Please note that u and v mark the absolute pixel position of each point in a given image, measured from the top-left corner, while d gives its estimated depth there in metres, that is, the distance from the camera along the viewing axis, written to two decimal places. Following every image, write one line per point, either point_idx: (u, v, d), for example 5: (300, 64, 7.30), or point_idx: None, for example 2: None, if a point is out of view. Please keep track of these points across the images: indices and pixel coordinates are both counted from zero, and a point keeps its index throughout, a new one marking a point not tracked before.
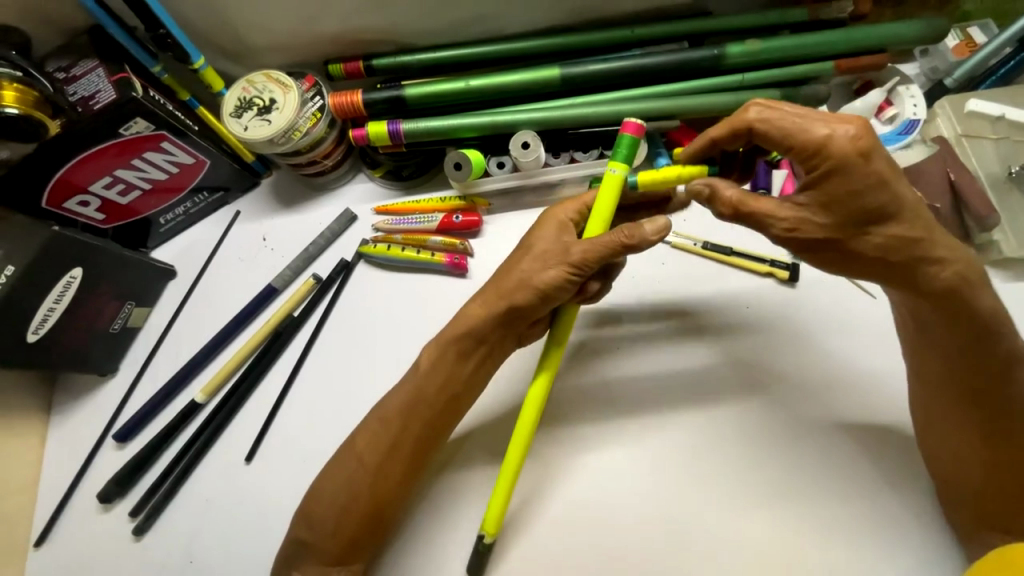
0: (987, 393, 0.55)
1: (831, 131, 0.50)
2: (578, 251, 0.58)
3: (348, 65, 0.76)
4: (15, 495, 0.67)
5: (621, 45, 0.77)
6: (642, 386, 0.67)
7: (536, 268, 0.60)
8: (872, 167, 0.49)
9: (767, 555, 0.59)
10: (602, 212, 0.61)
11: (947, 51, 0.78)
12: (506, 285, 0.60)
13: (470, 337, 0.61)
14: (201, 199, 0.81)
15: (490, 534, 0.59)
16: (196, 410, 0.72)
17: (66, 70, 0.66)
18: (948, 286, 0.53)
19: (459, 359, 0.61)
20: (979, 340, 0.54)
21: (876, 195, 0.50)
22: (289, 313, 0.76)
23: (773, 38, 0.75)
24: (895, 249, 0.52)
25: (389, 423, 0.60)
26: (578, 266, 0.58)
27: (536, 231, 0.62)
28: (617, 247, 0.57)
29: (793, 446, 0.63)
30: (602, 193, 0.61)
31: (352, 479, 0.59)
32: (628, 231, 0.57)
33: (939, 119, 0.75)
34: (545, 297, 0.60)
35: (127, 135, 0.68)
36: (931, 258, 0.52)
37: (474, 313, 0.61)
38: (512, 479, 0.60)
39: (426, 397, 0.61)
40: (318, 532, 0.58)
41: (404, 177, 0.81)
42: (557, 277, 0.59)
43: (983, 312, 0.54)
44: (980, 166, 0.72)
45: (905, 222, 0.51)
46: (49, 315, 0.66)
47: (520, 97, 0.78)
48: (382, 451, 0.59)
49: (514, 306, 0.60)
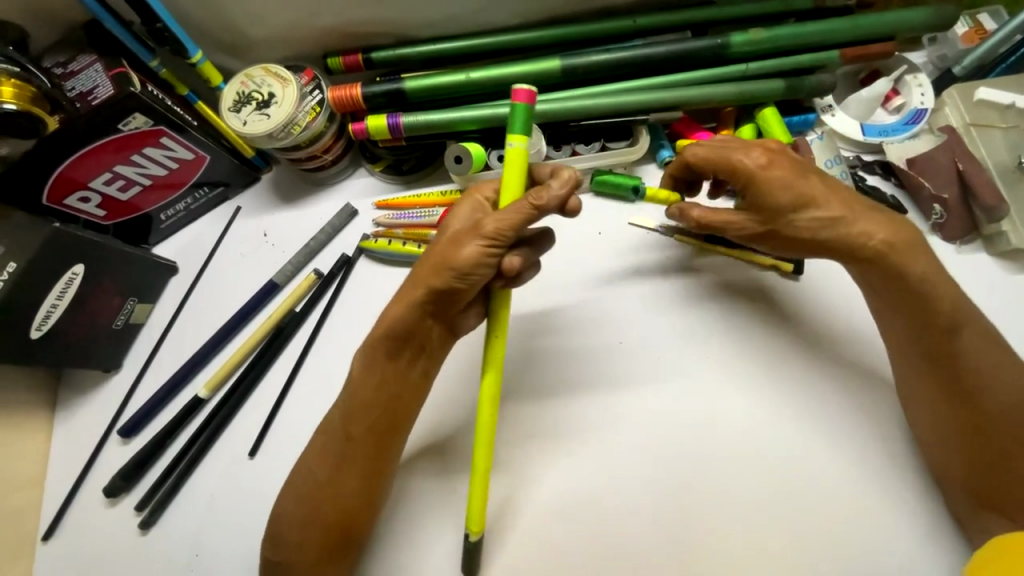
0: (944, 363, 0.56)
1: (740, 153, 0.60)
2: (490, 223, 0.56)
3: (346, 59, 0.76)
4: (23, 490, 0.68)
5: (622, 36, 0.76)
6: (644, 379, 0.67)
7: (449, 251, 0.56)
8: (772, 175, 0.58)
9: (771, 549, 0.59)
10: (509, 184, 0.58)
11: (955, 39, 0.76)
12: (424, 276, 0.58)
13: (395, 333, 0.58)
14: (202, 194, 0.81)
15: (475, 532, 0.58)
16: (199, 405, 0.72)
17: (63, 66, 0.66)
18: (879, 254, 0.57)
19: (388, 358, 0.59)
20: (926, 309, 0.57)
21: (787, 194, 0.58)
22: (291, 308, 0.75)
23: (777, 26, 0.74)
24: (823, 231, 0.58)
25: (331, 432, 0.60)
26: (492, 238, 0.56)
27: (452, 221, 0.60)
28: (526, 212, 0.55)
29: (796, 440, 0.63)
30: (507, 169, 0.58)
31: (307, 497, 0.58)
32: (535, 194, 0.55)
33: (946, 109, 0.74)
34: (463, 275, 0.56)
35: (125, 130, 0.67)
36: (855, 233, 0.57)
37: (393, 311, 0.58)
38: (483, 472, 0.59)
39: (359, 398, 0.59)
40: (285, 552, 0.57)
41: (405, 171, 0.81)
42: (472, 254, 0.55)
43: (914, 277, 0.57)
44: (988, 156, 0.70)
45: (821, 206, 0.58)
46: (51, 311, 0.66)
47: (520, 90, 0.77)
48: (333, 460, 0.58)
49: (433, 292, 0.57)
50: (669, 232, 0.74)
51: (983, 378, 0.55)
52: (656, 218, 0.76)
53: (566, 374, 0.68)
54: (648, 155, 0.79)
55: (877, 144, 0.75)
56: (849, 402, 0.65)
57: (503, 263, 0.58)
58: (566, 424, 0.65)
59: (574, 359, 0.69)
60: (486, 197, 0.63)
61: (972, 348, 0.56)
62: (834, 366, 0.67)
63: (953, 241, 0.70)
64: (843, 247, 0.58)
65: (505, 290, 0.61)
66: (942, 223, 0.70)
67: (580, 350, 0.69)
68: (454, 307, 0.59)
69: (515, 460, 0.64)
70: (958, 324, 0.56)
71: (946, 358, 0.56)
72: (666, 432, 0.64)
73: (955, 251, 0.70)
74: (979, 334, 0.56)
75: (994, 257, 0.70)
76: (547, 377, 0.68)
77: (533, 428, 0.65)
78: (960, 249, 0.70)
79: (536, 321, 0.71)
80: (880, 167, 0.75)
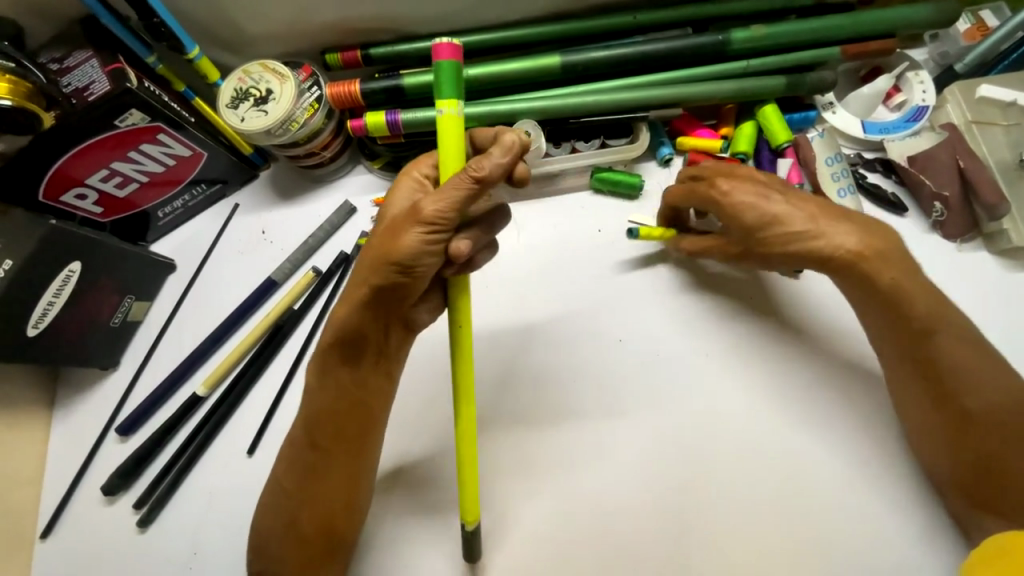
0: (924, 369, 0.57)
1: (716, 175, 0.63)
2: (426, 207, 0.51)
3: (344, 55, 0.75)
4: (21, 488, 0.68)
5: (623, 32, 0.76)
6: (643, 377, 0.67)
7: (388, 243, 0.52)
8: (734, 201, 0.60)
9: (771, 547, 0.59)
10: (447, 155, 0.53)
11: (956, 36, 0.75)
12: (367, 271, 0.54)
13: (343, 336, 0.56)
14: (199, 191, 0.80)
15: (470, 522, 0.58)
16: (197, 403, 0.72)
17: (59, 62, 0.65)
18: (845, 266, 0.58)
19: (341, 362, 0.57)
20: (899, 314, 0.57)
21: (752, 219, 0.60)
22: (289, 306, 0.75)
23: (778, 23, 0.74)
24: (792, 244, 0.59)
25: (296, 444, 0.58)
26: (430, 222, 0.51)
27: (392, 209, 0.57)
28: (464, 189, 0.51)
29: (795, 438, 0.63)
30: (443, 139, 0.53)
31: (281, 508, 0.57)
32: (473, 164, 0.51)
33: (948, 106, 0.73)
34: (404, 266, 0.52)
35: (122, 127, 0.67)
36: (823, 245, 0.58)
37: (340, 314, 0.56)
38: (471, 459, 0.58)
39: (317, 405, 0.58)
40: (270, 563, 0.56)
41: (404, 168, 0.80)
42: (413, 242, 0.51)
43: (886, 285, 0.57)
44: (989, 153, 0.70)
45: (786, 221, 0.58)
46: (48, 309, 0.66)
47: (520, 86, 0.76)
48: (303, 470, 0.58)
49: (377, 286, 0.53)
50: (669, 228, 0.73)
51: (964, 379, 0.55)
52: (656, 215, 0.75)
53: (566, 373, 0.68)
54: (648, 152, 0.78)
55: (878, 141, 0.75)
56: (848, 400, 0.65)
57: (448, 247, 0.53)
58: (566, 423, 0.65)
59: (573, 356, 0.69)
60: (424, 174, 0.59)
61: (951, 351, 0.56)
62: (834, 364, 0.67)
63: (954, 240, 0.70)
64: (811, 261, 0.59)
65: (460, 276, 0.57)
66: (943, 221, 0.70)
67: (579, 347, 0.69)
68: (403, 301, 0.55)
69: (515, 458, 0.64)
70: (934, 328, 0.57)
71: (928, 360, 0.57)
72: (666, 431, 0.64)
73: (956, 249, 0.70)
74: (957, 337, 0.56)
75: (995, 256, 0.69)
76: (546, 374, 0.68)
77: (533, 427, 0.65)
78: (961, 247, 0.70)
79: (535, 319, 0.71)
80: (880, 165, 0.75)
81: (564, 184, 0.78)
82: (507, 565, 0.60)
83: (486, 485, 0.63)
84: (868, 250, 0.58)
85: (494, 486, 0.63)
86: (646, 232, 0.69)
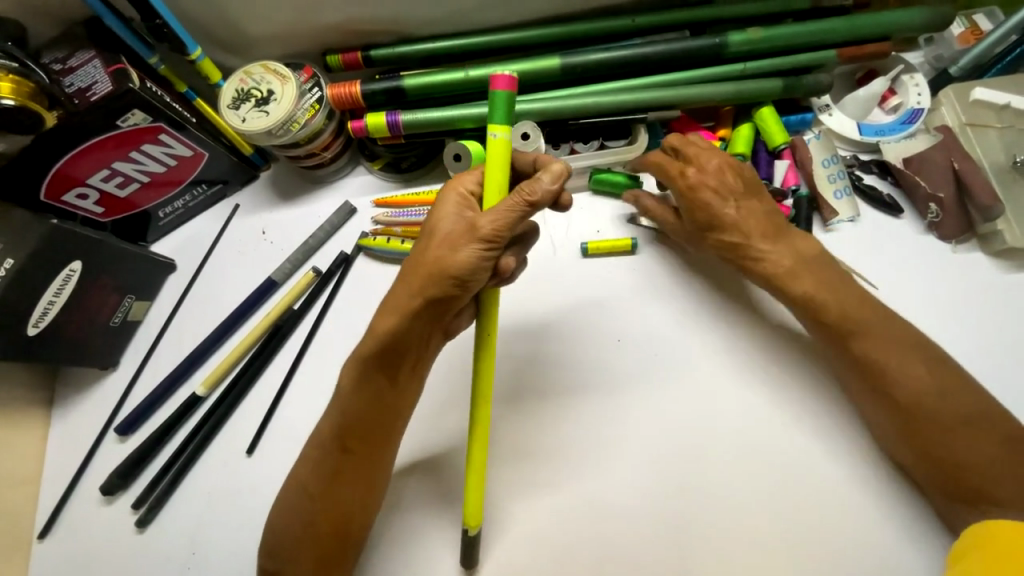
0: (859, 369, 0.58)
1: (697, 153, 0.66)
2: (483, 224, 0.53)
3: (345, 56, 0.76)
4: (19, 488, 0.68)
5: (621, 35, 0.76)
6: (642, 376, 0.67)
7: (444, 256, 0.54)
8: (692, 196, 0.65)
9: (769, 545, 0.59)
10: (494, 180, 0.57)
11: (951, 39, 0.76)
12: (420, 283, 0.55)
13: (386, 347, 0.57)
14: (200, 191, 0.81)
15: (473, 527, 0.58)
16: (196, 403, 0.72)
17: (62, 62, 0.66)
18: (765, 277, 0.63)
19: (383, 371, 0.58)
20: (820, 320, 0.60)
21: (703, 216, 0.65)
22: (289, 306, 0.75)
23: (775, 26, 0.74)
24: (728, 250, 0.65)
25: (324, 448, 0.58)
26: (488, 239, 0.54)
27: (437, 221, 0.57)
28: (520, 209, 0.53)
29: (792, 437, 0.63)
30: (490, 161, 0.56)
31: (302, 510, 0.57)
32: (527, 187, 0.54)
33: (943, 109, 0.74)
34: (460, 280, 0.54)
35: (124, 127, 0.67)
36: (750, 257, 0.63)
37: (387, 325, 0.56)
38: (480, 464, 0.59)
39: (355, 411, 0.58)
40: (283, 562, 0.56)
41: (404, 169, 0.81)
42: (470, 257, 0.54)
43: (800, 297, 0.61)
44: (984, 156, 0.71)
45: (728, 232, 0.64)
46: (48, 309, 0.66)
47: (520, 88, 0.77)
48: (328, 476, 0.57)
49: (429, 298, 0.55)
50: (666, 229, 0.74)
51: (893, 378, 0.56)
52: None
53: (564, 373, 0.68)
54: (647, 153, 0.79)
55: (875, 144, 0.76)
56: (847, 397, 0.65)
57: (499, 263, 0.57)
58: (564, 422, 0.65)
59: (572, 355, 0.69)
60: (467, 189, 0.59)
61: (872, 353, 0.57)
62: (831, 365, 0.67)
63: (949, 240, 0.71)
64: (744, 264, 0.64)
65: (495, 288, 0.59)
66: (938, 222, 0.70)
67: (578, 346, 0.69)
68: (450, 311, 0.57)
69: (515, 459, 0.64)
70: (853, 331, 0.58)
71: (858, 360, 0.58)
72: (664, 429, 0.64)
73: (951, 250, 0.71)
74: (880, 337, 0.58)
75: (990, 257, 0.70)
76: (544, 373, 0.68)
77: (532, 426, 0.65)
78: (956, 248, 0.71)
79: (535, 316, 0.71)
80: (877, 166, 0.75)
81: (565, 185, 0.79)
82: (505, 564, 0.60)
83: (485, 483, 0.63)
84: (784, 268, 0.62)
85: (494, 486, 0.63)
86: (596, 247, 0.73)
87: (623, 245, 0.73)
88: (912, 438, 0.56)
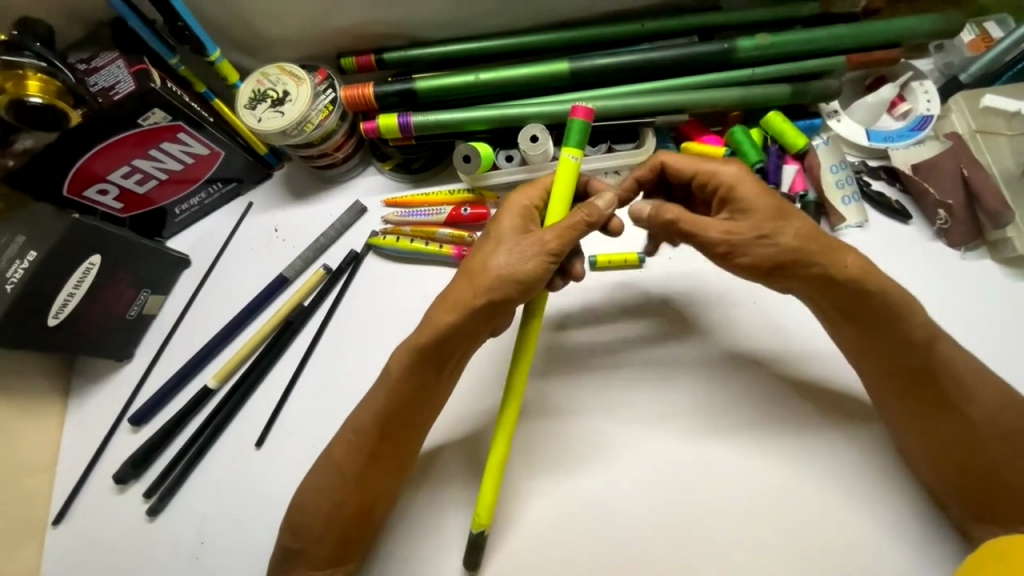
0: (924, 382, 0.57)
1: (717, 161, 0.62)
2: (550, 238, 0.58)
3: (359, 59, 0.77)
4: (33, 474, 0.69)
5: (631, 40, 0.77)
6: (644, 377, 0.68)
7: (512, 264, 0.58)
8: (756, 180, 0.60)
9: (765, 546, 0.60)
10: (560, 196, 0.63)
11: (962, 46, 0.76)
12: (482, 282, 0.58)
13: (440, 342, 0.59)
14: (215, 189, 0.83)
15: (483, 525, 0.60)
16: (207, 396, 0.74)
17: (87, 62, 0.68)
18: (856, 277, 0.58)
19: (431, 367, 0.60)
20: (896, 332, 0.58)
21: (769, 199, 0.59)
22: (299, 303, 0.77)
23: (784, 32, 0.75)
24: (810, 242, 0.58)
25: (362, 432, 0.60)
26: (555, 255, 0.59)
27: (500, 231, 0.62)
28: (582, 228, 0.59)
29: (790, 439, 0.64)
30: (559, 179, 0.63)
31: (332, 489, 0.59)
32: (587, 209, 0.59)
33: (952, 115, 0.74)
34: (524, 288, 0.59)
35: (145, 125, 0.69)
36: (834, 246, 0.58)
37: (448, 319, 0.59)
38: (500, 466, 0.61)
39: (403, 399, 0.60)
40: (308, 541, 0.58)
41: (414, 170, 0.82)
42: (538, 266, 0.58)
43: (885, 301, 0.58)
44: (994, 162, 0.71)
45: (802, 219, 0.59)
46: (68, 300, 0.68)
47: (529, 91, 0.78)
48: (364, 458, 0.60)
49: (490, 300, 0.58)
50: None
51: (970, 394, 0.56)
52: None
53: (568, 372, 0.69)
54: None
55: (883, 150, 0.76)
56: (847, 403, 0.65)
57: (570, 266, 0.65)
58: (566, 418, 0.67)
59: (576, 356, 0.70)
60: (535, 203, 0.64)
61: (950, 368, 0.57)
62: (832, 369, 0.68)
63: (957, 247, 0.71)
64: (831, 264, 0.58)
65: (544, 292, 0.64)
66: (948, 228, 0.70)
67: (580, 346, 0.71)
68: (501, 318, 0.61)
69: (516, 456, 0.65)
70: (931, 346, 0.57)
71: (896, 367, 0.58)
72: (666, 430, 0.65)
73: (960, 257, 0.71)
74: (953, 354, 0.57)
75: (999, 263, 0.70)
76: (549, 373, 0.69)
77: (535, 421, 0.67)
78: (964, 255, 0.71)
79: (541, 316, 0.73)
80: (885, 172, 0.75)
81: None
82: (507, 558, 0.61)
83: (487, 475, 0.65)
84: (864, 271, 0.58)
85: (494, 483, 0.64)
86: (604, 260, 0.74)
87: (630, 258, 0.74)
88: (937, 439, 0.57)
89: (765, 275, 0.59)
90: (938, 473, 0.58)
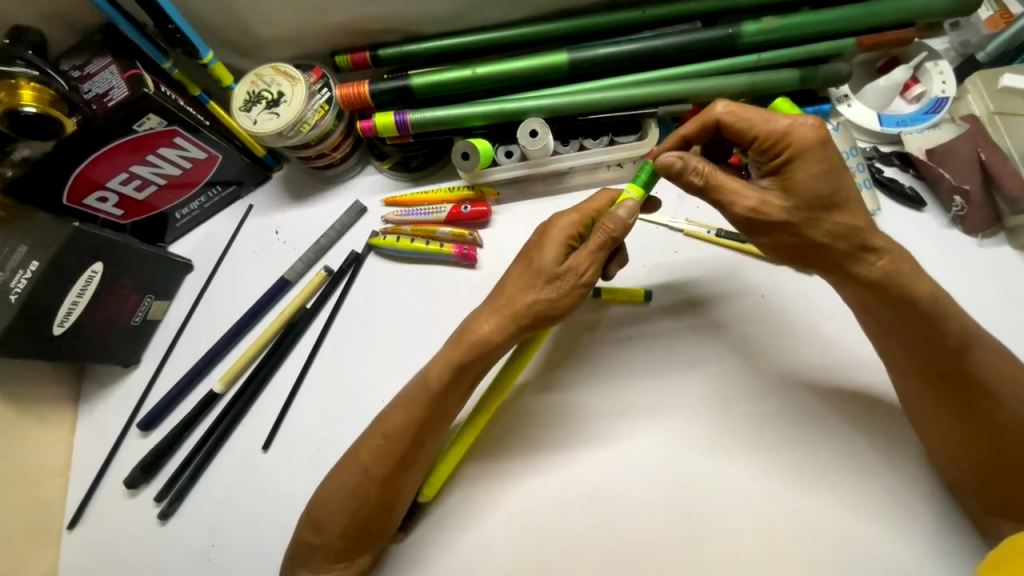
0: (959, 381, 0.56)
1: (792, 121, 0.55)
2: (586, 273, 0.60)
3: (354, 56, 0.76)
4: (45, 481, 0.70)
5: (632, 28, 0.75)
6: (651, 374, 0.67)
7: (553, 303, 0.60)
8: (827, 153, 0.54)
9: (774, 543, 0.59)
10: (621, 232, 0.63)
11: (979, 24, 0.74)
12: (523, 310, 0.60)
13: (478, 350, 0.61)
14: (215, 192, 0.82)
15: (426, 496, 0.63)
16: (214, 400, 0.74)
17: (80, 68, 0.67)
18: (884, 279, 0.56)
19: (471, 378, 0.62)
20: (935, 334, 0.56)
21: (828, 182, 0.54)
22: (302, 305, 0.77)
23: (791, 14, 0.72)
24: (842, 237, 0.56)
25: (396, 436, 0.60)
26: (590, 283, 0.60)
27: (541, 249, 0.62)
28: (608, 247, 0.59)
29: (801, 435, 0.63)
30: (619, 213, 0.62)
31: (359, 487, 0.59)
32: (607, 227, 0.59)
33: (970, 96, 0.71)
34: (563, 315, 0.62)
35: (140, 131, 0.69)
36: (868, 247, 0.56)
37: (490, 338, 0.61)
38: (463, 449, 0.64)
39: (441, 408, 0.61)
40: (327, 534, 0.59)
41: (413, 168, 0.81)
42: (576, 298, 0.61)
43: (921, 299, 0.56)
44: (1014, 145, 0.67)
45: (852, 210, 0.55)
46: (73, 308, 0.68)
47: (528, 84, 0.76)
48: (391, 460, 0.59)
49: (532, 329, 0.61)
50: (678, 226, 0.75)
51: (1003, 395, 0.54)
52: (666, 212, 0.76)
53: (572, 371, 0.68)
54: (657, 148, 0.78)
55: (896, 135, 0.73)
56: (856, 399, 0.64)
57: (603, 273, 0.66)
58: (572, 419, 0.66)
59: (580, 355, 0.69)
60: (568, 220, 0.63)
61: (986, 366, 0.55)
62: (842, 363, 0.66)
63: (975, 234, 0.68)
64: (856, 261, 0.57)
65: None
66: (964, 215, 0.68)
67: (585, 344, 0.70)
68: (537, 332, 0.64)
69: (521, 456, 0.65)
70: (967, 346, 0.56)
71: (928, 367, 0.57)
72: (675, 427, 0.64)
73: (977, 244, 0.68)
74: (993, 353, 0.55)
75: (1017, 251, 0.67)
76: (553, 373, 0.69)
77: (541, 421, 0.66)
78: (983, 242, 0.68)
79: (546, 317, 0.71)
80: (897, 158, 0.73)
81: (572, 182, 0.78)
82: (516, 560, 0.61)
83: (494, 478, 0.64)
84: (893, 269, 0.56)
85: (498, 485, 0.64)
86: (608, 295, 0.71)
87: (635, 293, 0.70)
88: (967, 434, 0.56)
89: (786, 257, 0.59)
90: (955, 467, 0.57)
